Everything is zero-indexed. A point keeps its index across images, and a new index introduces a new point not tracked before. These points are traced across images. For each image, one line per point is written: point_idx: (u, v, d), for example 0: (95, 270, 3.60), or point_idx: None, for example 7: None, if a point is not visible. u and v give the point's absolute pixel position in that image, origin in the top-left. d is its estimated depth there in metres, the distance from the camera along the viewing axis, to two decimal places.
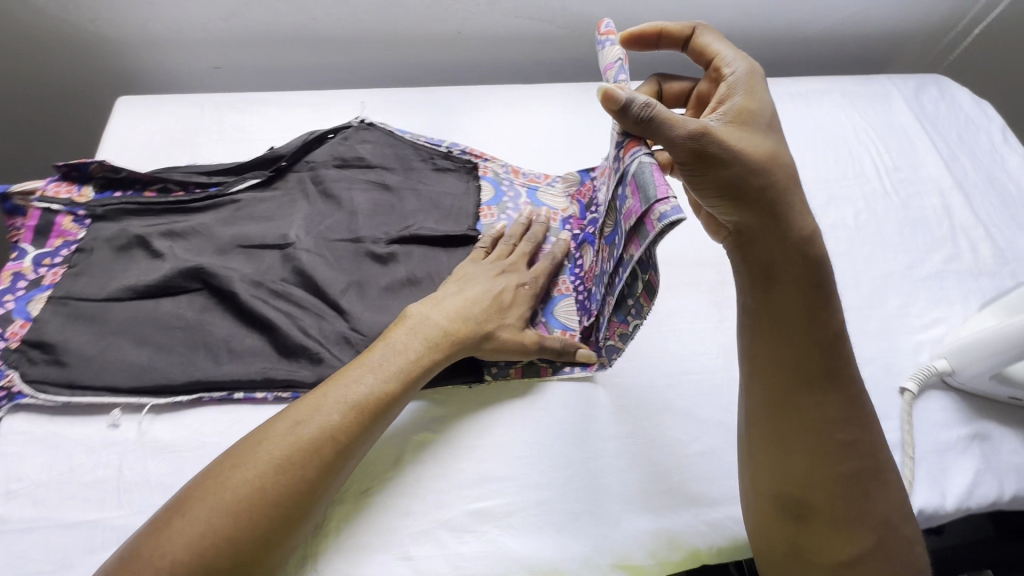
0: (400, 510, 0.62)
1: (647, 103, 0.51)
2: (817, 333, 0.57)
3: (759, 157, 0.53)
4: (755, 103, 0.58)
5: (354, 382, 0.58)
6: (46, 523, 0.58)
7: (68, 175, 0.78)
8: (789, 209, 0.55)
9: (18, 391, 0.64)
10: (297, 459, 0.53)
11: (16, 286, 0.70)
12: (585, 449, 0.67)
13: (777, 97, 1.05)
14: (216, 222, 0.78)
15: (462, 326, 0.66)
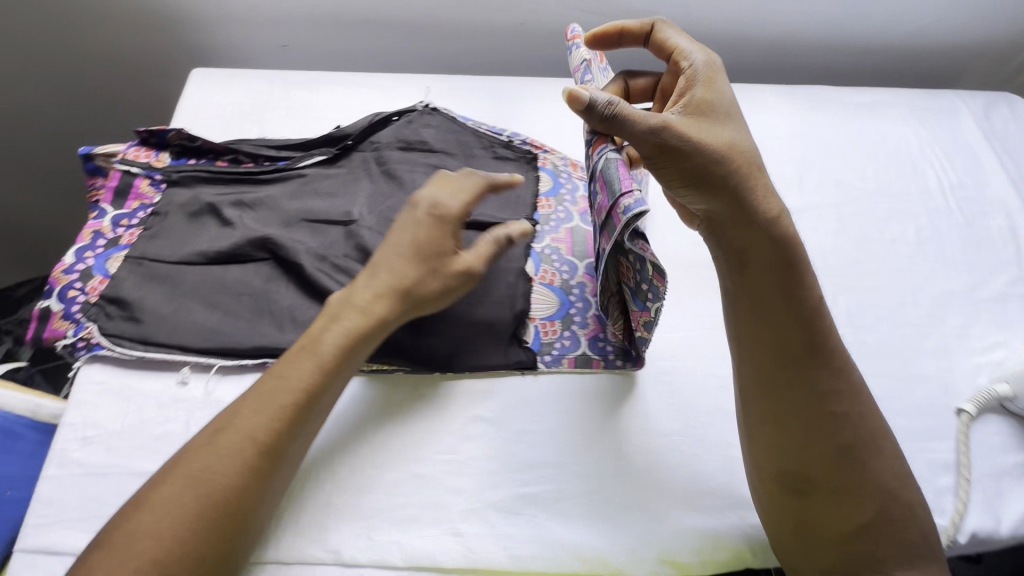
0: (449, 487, 0.63)
1: (610, 102, 0.56)
2: (786, 308, 0.60)
3: (721, 147, 0.58)
4: (716, 94, 0.62)
5: (268, 382, 0.57)
6: (119, 470, 0.61)
7: (147, 141, 0.81)
8: (756, 190, 0.59)
9: (96, 342, 0.66)
10: (214, 469, 0.52)
11: (95, 243, 0.73)
12: (635, 443, 0.68)
13: (839, 107, 1.03)
14: (283, 195, 0.80)
15: (387, 301, 0.62)
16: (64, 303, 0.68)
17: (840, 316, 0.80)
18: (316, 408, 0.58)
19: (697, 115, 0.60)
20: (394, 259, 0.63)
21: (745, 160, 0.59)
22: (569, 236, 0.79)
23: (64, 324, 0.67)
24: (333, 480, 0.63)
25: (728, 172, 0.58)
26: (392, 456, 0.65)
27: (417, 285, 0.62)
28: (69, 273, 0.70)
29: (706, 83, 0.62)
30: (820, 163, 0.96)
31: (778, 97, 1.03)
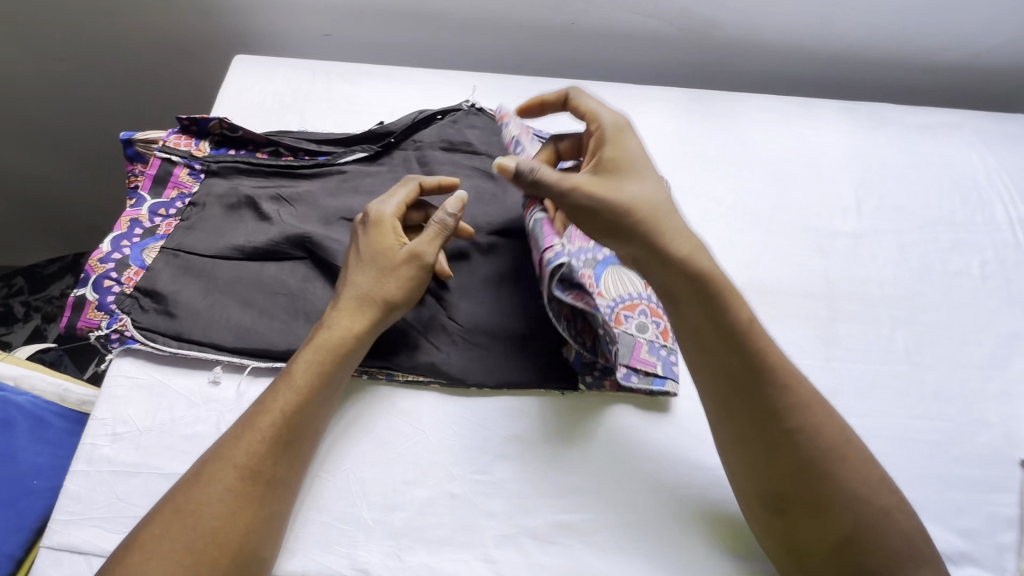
0: (483, 509, 0.61)
1: (531, 168, 0.60)
2: (715, 331, 0.60)
3: (630, 200, 0.62)
4: (625, 150, 0.66)
5: (246, 418, 0.57)
6: (148, 469, 0.59)
7: (188, 129, 0.79)
8: (664, 230, 0.62)
9: (130, 336, 0.65)
10: (201, 501, 0.52)
11: (132, 232, 0.71)
12: (677, 475, 0.64)
13: (902, 126, 0.97)
14: (322, 191, 0.78)
15: (357, 317, 0.62)
16: (98, 293, 0.66)
17: (897, 351, 0.76)
18: (297, 429, 0.58)
19: (607, 172, 0.64)
20: (356, 273, 0.64)
21: (651, 206, 0.63)
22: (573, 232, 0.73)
23: (99, 315, 0.66)
24: (356, 490, 0.61)
25: (640, 223, 0.61)
26: (425, 473, 0.62)
27: (376, 290, 0.63)
28: (105, 262, 0.68)
29: (612, 142, 0.66)
30: (879, 185, 0.91)
31: (837, 112, 0.98)
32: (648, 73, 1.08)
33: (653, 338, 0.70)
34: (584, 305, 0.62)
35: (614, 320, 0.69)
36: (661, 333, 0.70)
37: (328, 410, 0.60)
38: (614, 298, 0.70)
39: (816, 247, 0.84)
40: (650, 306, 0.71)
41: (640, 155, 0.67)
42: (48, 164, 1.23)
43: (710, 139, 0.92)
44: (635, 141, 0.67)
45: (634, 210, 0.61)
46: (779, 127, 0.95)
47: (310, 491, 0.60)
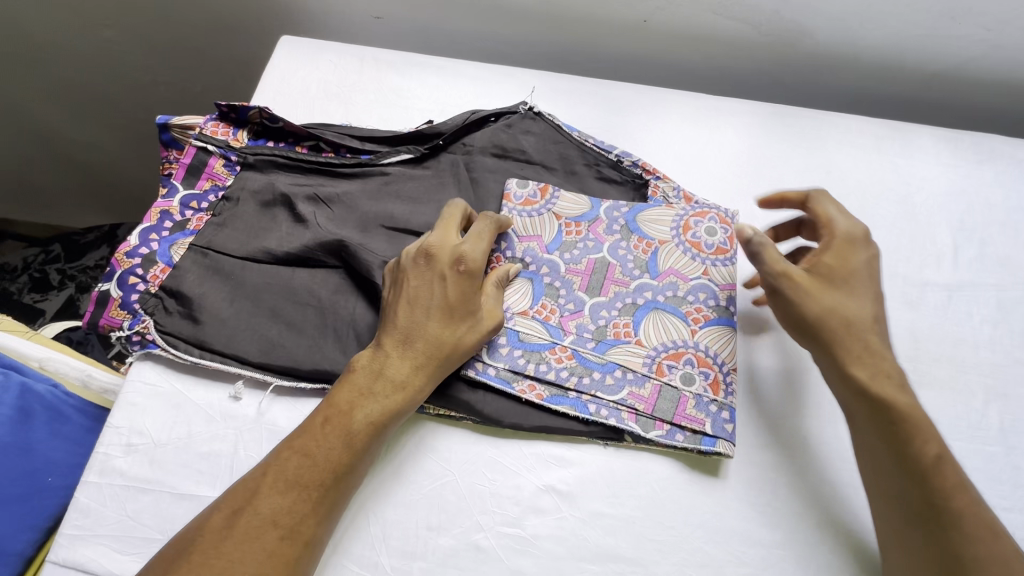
0: (512, 568, 0.56)
1: (757, 242, 0.61)
2: (890, 461, 0.55)
3: (822, 309, 0.59)
4: (848, 262, 0.61)
5: (294, 475, 0.53)
6: (160, 487, 0.56)
7: (226, 116, 0.74)
8: (844, 341, 0.59)
9: (152, 340, 0.61)
10: (235, 558, 0.49)
11: (161, 225, 0.67)
12: (727, 549, 0.58)
13: (1013, 160, 0.85)
14: (362, 194, 0.72)
15: (427, 375, 0.58)
16: (122, 290, 0.63)
17: (990, 430, 0.67)
18: (345, 486, 0.54)
19: (819, 275, 0.61)
20: (424, 316, 0.59)
21: (846, 317, 0.59)
22: (588, 271, 0.67)
23: (121, 314, 0.62)
24: (376, 533, 0.57)
25: (826, 329, 0.59)
26: (450, 520, 0.57)
27: (450, 344, 0.59)
28: (131, 257, 0.64)
29: (839, 249, 0.62)
30: (982, 232, 0.80)
31: (937, 141, 0.86)
32: (722, 80, 0.98)
33: (701, 391, 0.62)
34: (533, 397, 0.61)
35: (655, 372, 0.62)
36: (710, 385, 0.62)
37: (366, 458, 0.55)
38: (654, 346, 0.64)
39: (903, 298, 0.74)
40: (696, 355, 0.63)
41: (869, 270, 0.62)
42: (89, 132, 1.21)
43: (790, 163, 0.83)
44: (867, 259, 0.62)
45: (823, 318, 0.59)
46: (870, 155, 0.84)
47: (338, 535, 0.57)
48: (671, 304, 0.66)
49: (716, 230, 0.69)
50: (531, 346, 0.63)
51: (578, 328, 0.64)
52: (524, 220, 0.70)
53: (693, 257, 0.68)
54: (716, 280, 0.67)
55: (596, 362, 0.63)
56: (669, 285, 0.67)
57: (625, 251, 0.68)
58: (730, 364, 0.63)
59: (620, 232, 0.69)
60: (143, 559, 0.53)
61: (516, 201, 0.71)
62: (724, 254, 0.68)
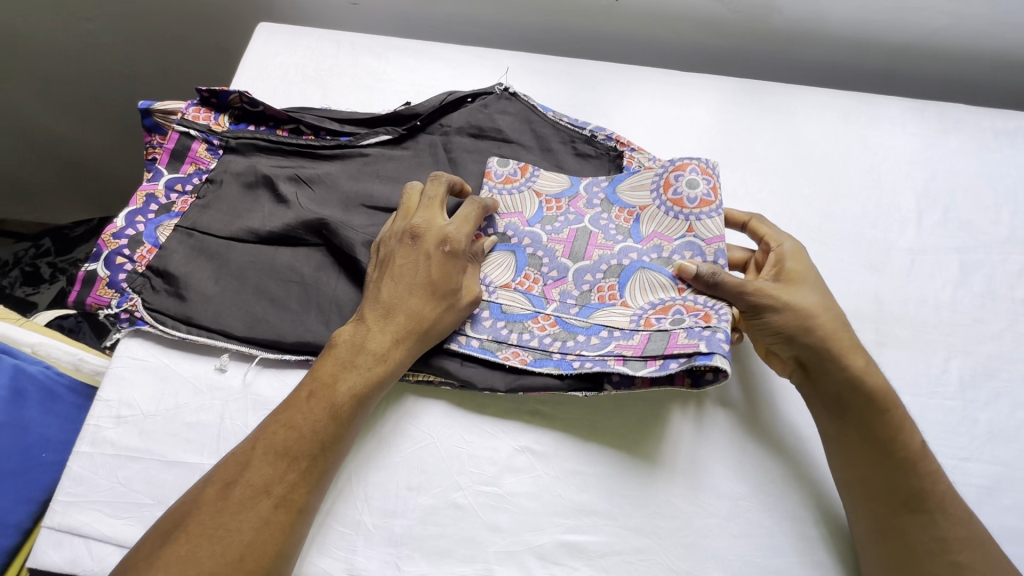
0: (490, 524, 0.58)
1: (715, 271, 0.60)
2: (878, 453, 0.57)
3: (811, 310, 0.60)
4: (805, 265, 0.64)
5: (286, 446, 0.55)
6: (150, 455, 0.58)
7: (207, 102, 0.76)
8: (831, 345, 0.59)
9: (141, 317, 0.64)
10: (229, 527, 0.51)
11: (147, 207, 0.69)
12: (695, 501, 0.60)
13: (978, 130, 0.87)
14: (342, 174, 0.74)
15: (405, 350, 0.60)
16: (110, 269, 0.65)
17: (950, 385, 0.69)
18: (334, 456, 0.57)
19: (790, 282, 0.63)
20: (407, 292, 0.61)
21: (826, 321, 0.60)
22: (570, 240, 0.69)
23: (108, 292, 0.64)
24: (359, 495, 0.59)
25: (820, 330, 0.59)
26: (430, 480, 0.60)
27: (429, 320, 0.61)
28: (118, 238, 0.66)
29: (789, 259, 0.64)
30: (945, 198, 0.82)
31: (903, 110, 0.89)
32: (695, 56, 0.99)
33: (691, 323, 0.60)
34: (518, 362, 0.63)
35: (643, 324, 0.62)
36: (702, 317, 0.60)
37: (352, 423, 0.58)
38: (641, 305, 0.64)
39: (867, 263, 0.77)
40: (684, 304, 0.62)
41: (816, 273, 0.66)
42: (76, 126, 1.22)
43: (760, 136, 0.85)
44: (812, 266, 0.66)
45: (816, 321, 0.60)
46: (838, 126, 0.86)
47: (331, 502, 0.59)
48: (659, 265, 0.66)
49: (697, 182, 0.67)
50: (514, 317, 0.65)
51: (561, 295, 0.66)
52: (506, 198, 0.72)
53: (676, 215, 0.68)
54: (701, 235, 0.66)
55: (581, 326, 0.64)
56: (654, 247, 0.67)
57: (606, 221, 0.70)
58: (720, 301, 0.61)
59: (600, 205, 0.71)
60: (135, 522, 0.55)
61: (497, 179, 0.73)
62: (709, 206, 0.66)
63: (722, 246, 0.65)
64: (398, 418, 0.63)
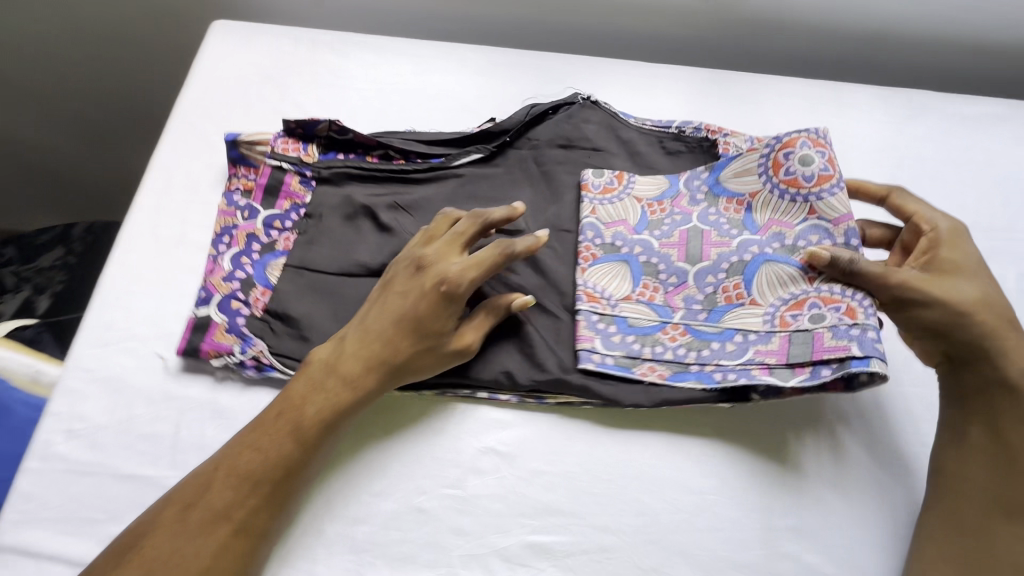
0: (453, 527, 0.57)
1: (852, 259, 0.59)
2: (1016, 463, 0.56)
3: (971, 302, 0.58)
4: (961, 250, 0.61)
5: (251, 470, 0.54)
6: (102, 470, 0.57)
7: (294, 132, 0.73)
8: (990, 339, 0.58)
9: (267, 363, 0.62)
10: (184, 550, 0.50)
11: (250, 247, 0.67)
12: (663, 497, 0.60)
13: (942, 116, 0.87)
14: (443, 199, 0.72)
15: (377, 383, 0.59)
16: (226, 314, 0.63)
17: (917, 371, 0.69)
18: (297, 480, 0.55)
19: (942, 270, 0.60)
20: (389, 322, 0.60)
21: (988, 310, 0.58)
22: (683, 241, 0.68)
23: (227, 338, 0.62)
24: (322, 506, 0.58)
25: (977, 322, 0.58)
26: (393, 485, 0.59)
27: (404, 357, 0.59)
28: (229, 282, 0.65)
29: (944, 241, 0.61)
30: (912, 185, 0.82)
31: (869, 98, 0.88)
32: (662, 47, 0.99)
33: (836, 322, 0.60)
34: (656, 377, 0.62)
35: (778, 326, 0.62)
36: (845, 314, 0.60)
37: (314, 444, 0.56)
38: (771, 302, 0.64)
39: None
40: (820, 297, 0.62)
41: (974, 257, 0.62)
42: (37, 129, 1.19)
43: (728, 126, 0.84)
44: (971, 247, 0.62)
45: (971, 312, 0.58)
46: (804, 115, 0.86)
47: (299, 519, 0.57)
48: (783, 255, 0.65)
49: (811, 156, 0.66)
50: (643, 329, 0.65)
51: (685, 301, 0.66)
52: (606, 208, 0.71)
53: (794, 197, 0.67)
54: (825, 216, 0.65)
55: (713, 332, 0.64)
56: (774, 235, 0.67)
57: (715, 216, 0.69)
58: (863, 291, 0.60)
59: (704, 199, 0.70)
60: (87, 538, 0.54)
61: (594, 190, 0.72)
62: (830, 181, 0.65)
63: (851, 225, 0.64)
64: (366, 431, 0.62)
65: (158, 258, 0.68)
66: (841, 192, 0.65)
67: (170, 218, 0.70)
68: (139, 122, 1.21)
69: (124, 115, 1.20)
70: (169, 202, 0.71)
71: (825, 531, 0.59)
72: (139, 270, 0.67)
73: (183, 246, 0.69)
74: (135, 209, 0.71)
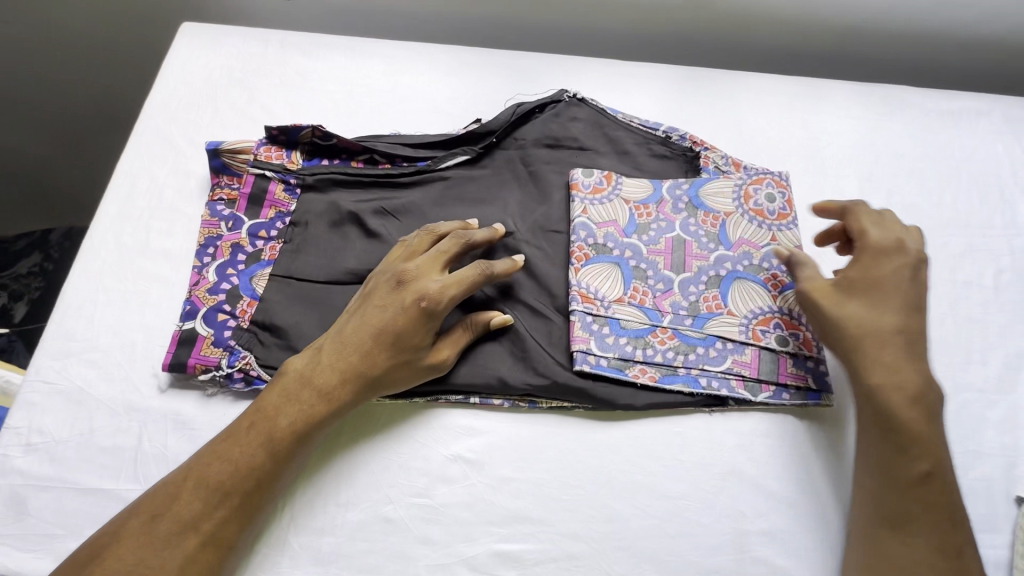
0: (421, 537, 0.57)
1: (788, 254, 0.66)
2: (899, 469, 0.55)
3: (852, 319, 0.59)
4: (879, 271, 0.61)
5: (221, 480, 0.53)
6: (62, 483, 0.56)
7: (277, 139, 0.72)
8: (868, 355, 0.58)
9: (256, 376, 0.61)
10: (149, 563, 0.49)
11: (235, 258, 0.66)
12: (634, 503, 0.59)
13: (920, 112, 0.87)
14: (431, 203, 0.71)
15: (352, 395, 0.58)
16: (213, 327, 0.62)
17: None
18: (267, 492, 0.54)
19: (843, 285, 0.62)
20: (367, 333, 0.59)
21: (875, 331, 0.59)
22: (668, 249, 0.69)
23: (214, 352, 0.61)
24: (290, 516, 0.57)
25: (856, 338, 0.59)
26: (360, 495, 0.58)
27: (381, 370, 0.58)
28: (214, 294, 0.64)
29: (868, 257, 0.62)
30: (889, 182, 0.81)
31: (847, 94, 0.88)
32: (639, 44, 0.98)
33: (798, 350, 0.65)
34: (648, 379, 0.63)
35: (752, 338, 0.65)
36: (804, 343, 0.66)
37: (285, 455, 0.55)
38: (746, 314, 0.66)
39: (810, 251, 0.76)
40: (783, 319, 0.67)
41: (902, 283, 0.60)
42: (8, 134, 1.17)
43: (703, 124, 0.83)
44: (902, 271, 0.61)
45: (856, 328, 0.59)
46: (781, 112, 0.85)
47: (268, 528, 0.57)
48: (751, 273, 0.69)
49: (774, 195, 0.73)
50: (634, 332, 0.65)
51: (672, 306, 0.66)
52: (597, 208, 0.71)
53: (759, 225, 0.72)
54: (784, 245, 0.71)
55: (697, 338, 0.65)
56: (743, 254, 0.70)
57: (696, 227, 0.71)
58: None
59: (685, 209, 0.72)
60: (45, 554, 0.53)
61: (585, 189, 0.72)
62: (787, 219, 0.72)
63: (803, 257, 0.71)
64: (335, 442, 0.61)
65: (121, 267, 0.67)
66: (796, 228, 0.73)
67: (135, 225, 0.69)
68: (111, 122, 1.20)
69: (96, 115, 1.18)
70: (134, 209, 0.70)
71: (796, 534, 0.59)
72: (102, 279, 0.66)
73: (148, 254, 0.68)
74: (98, 216, 0.70)
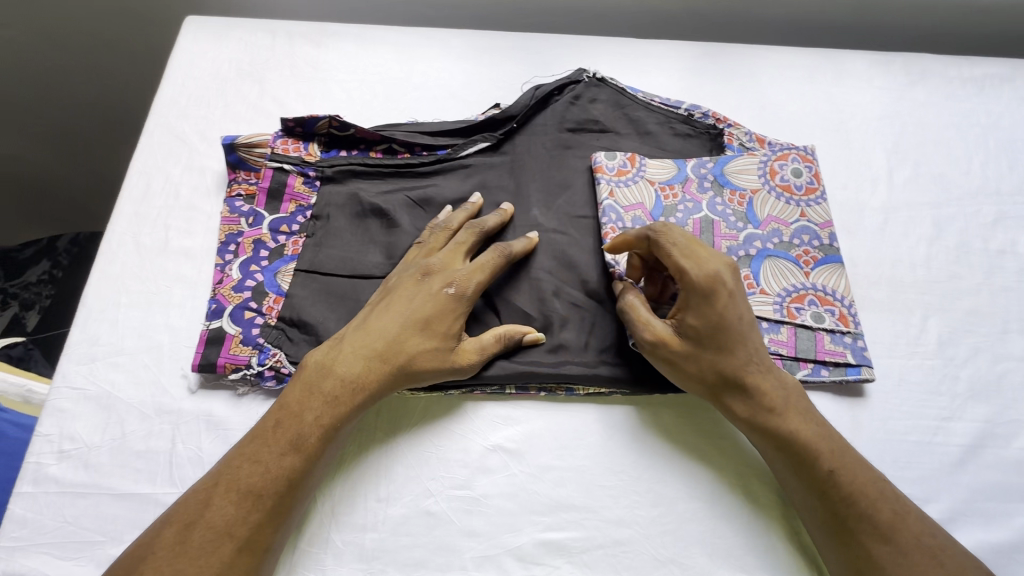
0: (464, 528, 0.56)
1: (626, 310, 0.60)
2: (809, 477, 0.54)
3: (713, 367, 0.56)
4: (720, 308, 0.55)
5: (255, 479, 0.52)
6: (98, 490, 0.55)
7: (293, 131, 0.70)
8: (737, 393, 0.57)
9: (287, 373, 0.60)
10: (187, 573, 0.48)
11: (259, 254, 0.65)
12: (675, 487, 0.58)
13: (943, 79, 0.85)
14: (453, 190, 0.70)
15: (377, 384, 0.56)
16: (241, 326, 0.61)
17: (929, 343, 0.68)
18: (302, 490, 0.53)
19: (691, 332, 0.56)
20: (393, 321, 0.58)
21: (732, 370, 0.56)
22: (696, 231, 0.68)
23: (243, 350, 0.60)
24: (327, 511, 0.56)
25: (721, 382, 0.57)
26: (398, 489, 0.57)
27: (404, 359, 0.57)
28: (240, 292, 0.63)
29: (701, 296, 0.55)
30: (916, 152, 0.80)
31: (868, 65, 0.86)
32: (652, 23, 0.96)
33: (833, 326, 0.65)
34: None
35: (787, 316, 0.64)
36: (839, 319, 0.65)
37: (320, 451, 0.54)
38: (778, 292, 0.65)
39: (839, 226, 0.74)
40: (817, 295, 0.66)
41: (739, 307, 0.57)
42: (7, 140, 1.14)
43: (723, 101, 0.81)
44: (736, 295, 0.57)
45: (718, 373, 0.56)
46: (802, 85, 0.84)
47: (306, 525, 0.56)
48: (782, 250, 0.68)
49: (801, 170, 0.71)
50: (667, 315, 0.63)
51: None
52: (624, 191, 0.69)
53: (787, 201, 0.70)
54: (814, 220, 0.70)
55: None
56: (773, 231, 0.69)
57: (722, 206, 0.69)
58: (848, 297, 0.66)
59: (711, 188, 0.70)
60: (86, 561, 0.52)
61: (609, 172, 0.70)
62: (814, 193, 0.71)
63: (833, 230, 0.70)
64: (368, 437, 0.60)
65: (141, 268, 0.65)
66: (824, 201, 0.71)
67: (152, 225, 0.68)
68: (112, 124, 1.18)
69: (97, 119, 1.16)
70: (150, 209, 0.69)
71: None
72: (123, 281, 0.64)
73: (168, 254, 0.66)
74: (114, 217, 0.68)
